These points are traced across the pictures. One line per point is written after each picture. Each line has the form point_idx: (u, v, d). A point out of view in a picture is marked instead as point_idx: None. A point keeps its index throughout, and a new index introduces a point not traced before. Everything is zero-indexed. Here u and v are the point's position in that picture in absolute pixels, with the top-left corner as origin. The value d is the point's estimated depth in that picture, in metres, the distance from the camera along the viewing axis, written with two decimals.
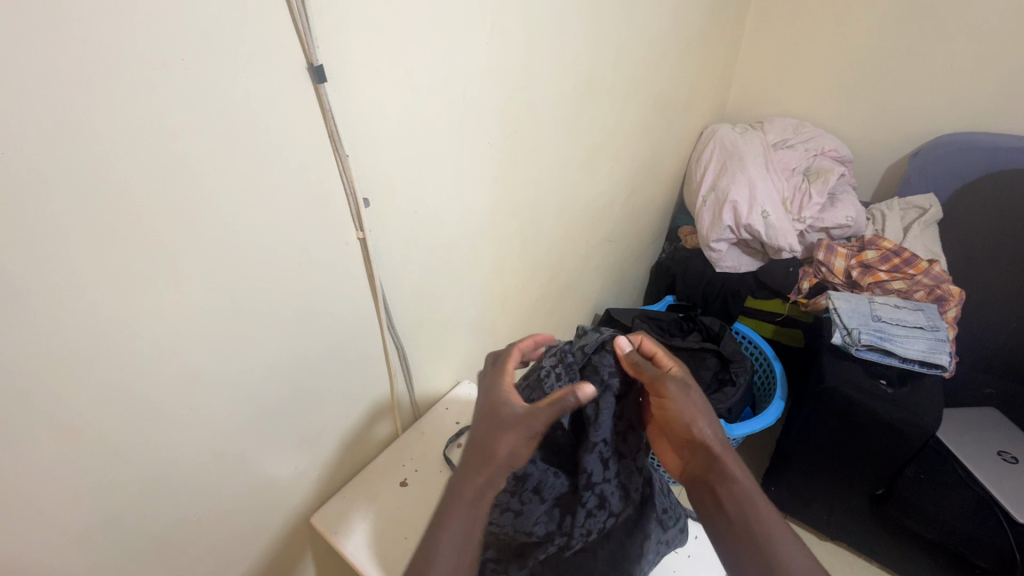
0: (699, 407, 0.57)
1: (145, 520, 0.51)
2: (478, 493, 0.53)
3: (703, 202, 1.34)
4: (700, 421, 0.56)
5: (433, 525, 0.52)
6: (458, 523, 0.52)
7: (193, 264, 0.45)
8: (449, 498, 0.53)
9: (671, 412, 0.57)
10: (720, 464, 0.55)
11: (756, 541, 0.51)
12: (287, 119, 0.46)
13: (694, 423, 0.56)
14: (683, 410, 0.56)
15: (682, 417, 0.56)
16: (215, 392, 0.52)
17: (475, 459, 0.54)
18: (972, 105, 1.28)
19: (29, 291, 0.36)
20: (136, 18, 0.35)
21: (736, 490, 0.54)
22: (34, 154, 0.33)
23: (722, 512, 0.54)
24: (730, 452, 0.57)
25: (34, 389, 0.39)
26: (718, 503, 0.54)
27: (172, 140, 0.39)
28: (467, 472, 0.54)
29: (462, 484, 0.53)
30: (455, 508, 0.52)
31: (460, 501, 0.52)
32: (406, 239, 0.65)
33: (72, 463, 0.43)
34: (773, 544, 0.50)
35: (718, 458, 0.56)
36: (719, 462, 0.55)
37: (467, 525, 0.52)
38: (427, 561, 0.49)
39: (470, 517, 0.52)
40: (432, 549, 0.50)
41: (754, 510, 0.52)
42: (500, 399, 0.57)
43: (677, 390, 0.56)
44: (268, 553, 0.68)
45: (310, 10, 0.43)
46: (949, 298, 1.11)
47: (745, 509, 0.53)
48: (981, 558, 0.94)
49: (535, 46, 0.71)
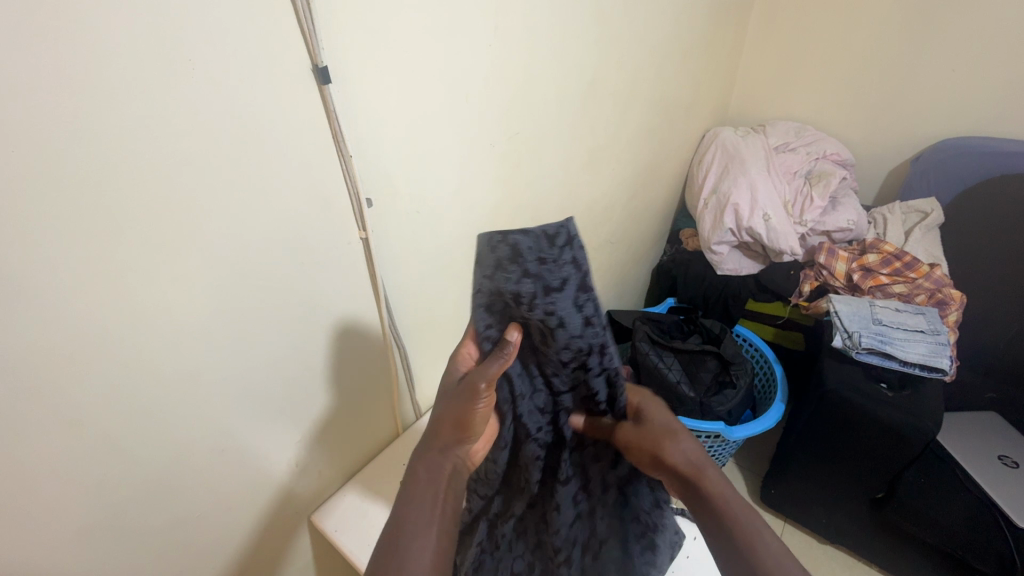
0: (663, 428, 0.53)
1: (144, 516, 0.51)
2: (436, 468, 0.50)
3: (705, 204, 1.34)
4: (670, 441, 0.53)
5: (401, 503, 0.48)
6: (424, 497, 0.48)
7: (196, 262, 0.45)
8: (411, 472, 0.50)
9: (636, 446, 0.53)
10: (694, 481, 0.52)
11: (732, 545, 0.48)
12: (290, 117, 0.47)
13: (662, 449, 0.52)
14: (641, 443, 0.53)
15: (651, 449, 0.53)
16: (216, 390, 0.52)
17: (433, 432, 0.52)
18: (974, 110, 1.29)
19: (35, 287, 0.37)
20: (141, 18, 0.35)
21: (717, 501, 0.50)
22: (39, 148, 0.34)
23: (702, 520, 0.51)
24: (708, 466, 0.53)
25: (37, 383, 0.39)
26: (701, 516, 0.51)
27: (178, 139, 0.40)
28: (424, 446, 0.51)
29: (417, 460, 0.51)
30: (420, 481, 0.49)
31: (419, 475, 0.50)
32: (408, 238, 0.66)
33: (74, 457, 0.44)
34: (754, 555, 0.46)
35: (691, 475, 0.52)
36: (698, 481, 0.52)
37: (436, 499, 0.48)
38: (400, 534, 0.46)
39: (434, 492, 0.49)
40: (404, 513, 0.47)
41: (734, 525, 0.48)
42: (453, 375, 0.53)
43: (633, 423, 0.54)
44: (267, 551, 0.68)
45: (315, 14, 0.44)
46: (949, 302, 1.11)
47: (720, 518, 0.49)
48: (980, 562, 0.94)
49: (537, 47, 0.71)
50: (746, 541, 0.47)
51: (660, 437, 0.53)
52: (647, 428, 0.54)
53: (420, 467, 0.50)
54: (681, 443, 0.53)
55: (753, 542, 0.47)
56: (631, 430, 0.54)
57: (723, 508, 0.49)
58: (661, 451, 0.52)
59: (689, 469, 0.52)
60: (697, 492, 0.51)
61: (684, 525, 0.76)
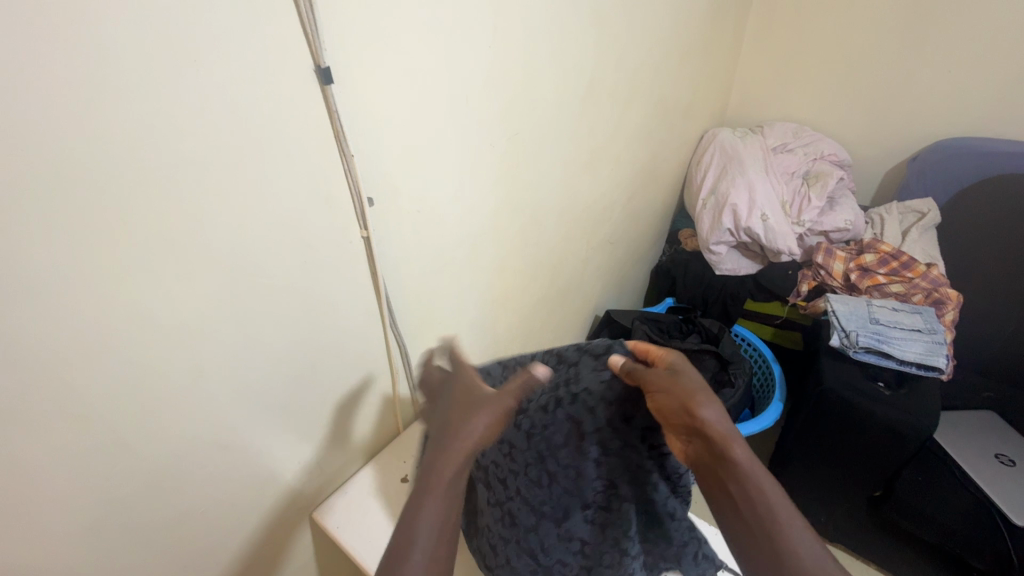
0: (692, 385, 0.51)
1: (149, 511, 0.52)
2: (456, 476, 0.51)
3: (703, 204, 1.35)
4: (697, 401, 0.50)
5: (407, 515, 0.49)
6: (434, 509, 0.49)
7: (199, 260, 0.46)
8: (424, 484, 0.50)
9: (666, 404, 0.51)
10: (723, 449, 0.49)
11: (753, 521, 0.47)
12: (293, 117, 0.47)
13: (694, 404, 0.50)
14: (673, 396, 0.51)
15: (684, 406, 0.50)
16: (219, 387, 0.53)
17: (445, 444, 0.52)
18: (970, 110, 1.30)
19: (39, 283, 0.37)
20: (148, 18, 0.36)
21: (745, 474, 0.48)
22: (46, 146, 0.34)
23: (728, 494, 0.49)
24: (736, 436, 0.50)
25: (43, 378, 0.40)
26: (730, 492, 0.49)
27: (182, 137, 0.41)
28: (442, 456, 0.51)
29: (436, 470, 0.50)
30: (432, 493, 0.49)
31: (438, 482, 0.50)
32: (409, 238, 0.66)
33: (79, 452, 0.44)
34: (782, 540, 0.46)
35: (721, 440, 0.49)
36: (725, 447, 0.49)
37: (446, 510, 0.49)
38: (405, 550, 0.46)
39: (448, 504, 0.50)
40: (412, 524, 0.48)
41: (763, 504, 0.47)
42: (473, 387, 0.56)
43: (666, 371, 0.52)
44: (268, 548, 0.69)
45: (317, 14, 0.44)
46: (946, 301, 1.12)
47: (751, 495, 0.48)
48: (977, 560, 0.96)
49: (537, 49, 0.72)
50: (769, 512, 0.47)
51: (691, 390, 0.51)
52: (680, 378, 0.52)
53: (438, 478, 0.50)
54: (711, 404, 0.50)
55: (778, 518, 0.47)
56: (660, 375, 0.52)
57: (748, 480, 0.48)
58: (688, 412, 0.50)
59: (719, 435, 0.49)
60: (721, 459, 0.49)
61: None
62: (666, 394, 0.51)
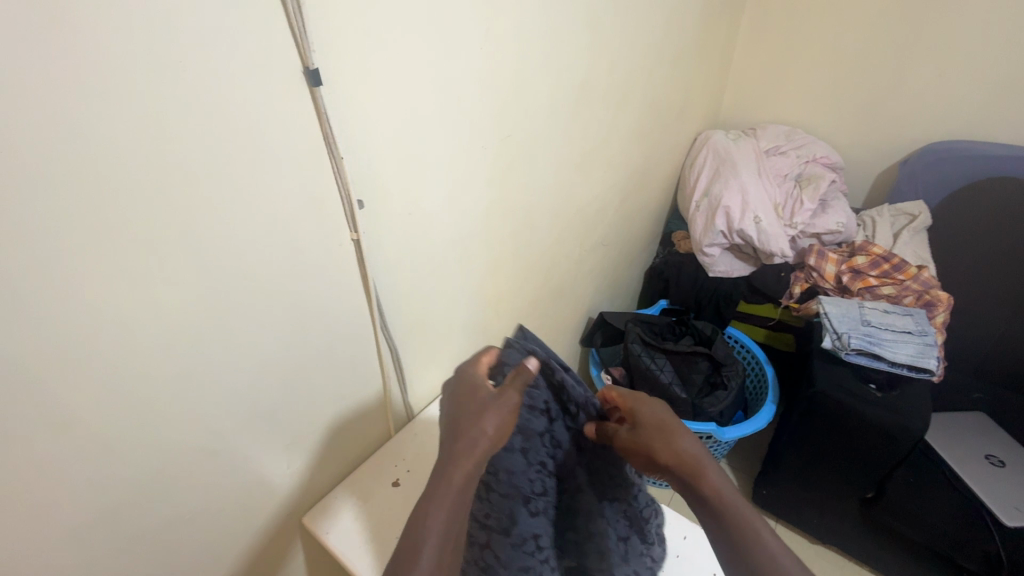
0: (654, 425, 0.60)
1: (135, 518, 0.51)
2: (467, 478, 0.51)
3: (696, 206, 1.36)
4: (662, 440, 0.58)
5: (415, 517, 0.49)
6: (442, 510, 0.50)
7: (187, 263, 0.45)
8: (432, 486, 0.51)
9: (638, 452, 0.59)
10: (696, 479, 0.56)
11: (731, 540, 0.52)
12: (282, 119, 0.47)
13: (662, 447, 0.58)
14: (641, 444, 0.59)
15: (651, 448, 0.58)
16: (207, 392, 0.52)
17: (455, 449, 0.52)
18: (960, 113, 1.31)
19: (24, 286, 0.37)
20: (133, 18, 0.35)
21: (716, 497, 0.54)
22: (29, 148, 0.34)
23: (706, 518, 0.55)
24: (709, 461, 0.57)
25: (25, 383, 0.39)
26: (706, 516, 0.55)
27: (169, 139, 0.40)
28: (449, 459, 0.52)
29: (445, 474, 0.51)
30: (440, 496, 0.50)
31: (445, 485, 0.50)
32: (400, 240, 0.66)
33: (63, 459, 0.43)
34: (758, 548, 0.51)
35: (692, 472, 0.56)
36: (696, 474, 0.56)
37: (453, 512, 0.50)
38: (415, 551, 0.48)
39: (455, 508, 0.50)
40: (420, 528, 0.49)
41: (733, 518, 0.53)
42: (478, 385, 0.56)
43: (630, 427, 0.61)
44: (258, 554, 0.68)
45: (305, 15, 0.44)
46: (937, 303, 1.12)
47: (722, 516, 0.53)
48: (968, 560, 0.96)
49: (529, 51, 0.72)
50: (745, 536, 0.52)
51: (657, 434, 0.59)
52: (644, 427, 0.60)
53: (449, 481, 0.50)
54: (676, 442, 0.58)
55: (752, 535, 0.51)
56: (625, 431, 0.61)
57: (721, 504, 0.54)
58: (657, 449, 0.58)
59: (690, 466, 0.57)
60: (694, 487, 0.56)
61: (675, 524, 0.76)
62: (638, 446, 0.59)
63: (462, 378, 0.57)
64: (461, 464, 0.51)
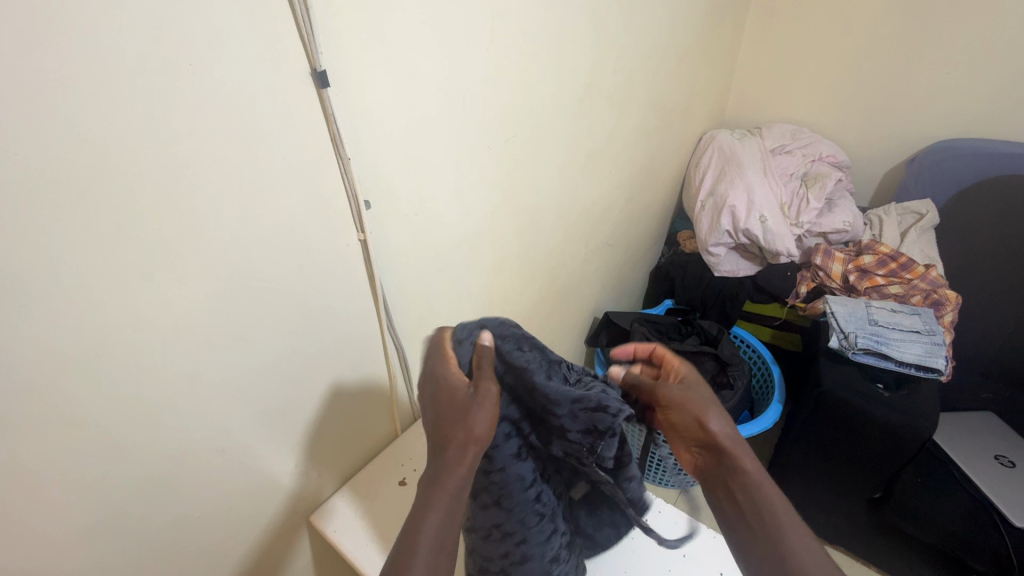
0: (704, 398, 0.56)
1: (146, 516, 0.52)
2: (461, 485, 0.51)
3: (702, 206, 1.35)
4: (704, 406, 0.55)
5: (411, 521, 0.49)
6: (437, 518, 0.50)
7: (197, 264, 0.46)
8: (427, 495, 0.51)
9: (677, 418, 0.56)
10: (735, 457, 0.53)
11: (771, 527, 0.49)
12: (289, 120, 0.47)
13: (705, 416, 0.54)
14: (683, 406, 0.56)
15: (693, 411, 0.55)
16: (217, 390, 0.53)
17: (448, 450, 0.52)
18: (969, 112, 1.30)
19: (38, 287, 0.37)
20: (144, 23, 0.36)
21: (750, 487, 0.51)
22: (43, 151, 0.35)
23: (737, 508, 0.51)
24: (743, 445, 0.55)
25: (40, 382, 0.40)
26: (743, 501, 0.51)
27: (179, 142, 0.41)
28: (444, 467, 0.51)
29: (438, 478, 0.51)
30: (434, 503, 0.50)
31: (440, 496, 0.50)
32: (407, 240, 0.66)
33: (76, 456, 0.44)
34: (784, 540, 0.48)
35: (732, 449, 0.53)
36: (734, 452, 0.53)
37: (447, 517, 0.50)
38: (405, 561, 0.47)
39: (449, 513, 0.50)
40: (415, 536, 0.49)
41: (765, 501, 0.50)
42: (454, 383, 0.53)
43: (679, 386, 0.57)
44: (266, 551, 0.68)
45: (313, 19, 0.45)
46: (945, 302, 1.12)
47: (756, 500, 0.50)
48: (977, 561, 0.94)
49: (534, 50, 0.72)
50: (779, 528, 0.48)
51: (706, 401, 0.56)
52: (692, 394, 0.56)
53: (439, 488, 0.51)
54: (719, 416, 0.55)
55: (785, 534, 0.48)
56: (675, 389, 0.57)
57: (757, 488, 0.51)
58: (698, 420, 0.55)
59: (730, 443, 0.54)
60: (728, 461, 0.53)
61: (681, 524, 0.75)
62: (681, 404, 0.56)
63: (437, 383, 0.54)
64: (461, 460, 0.51)
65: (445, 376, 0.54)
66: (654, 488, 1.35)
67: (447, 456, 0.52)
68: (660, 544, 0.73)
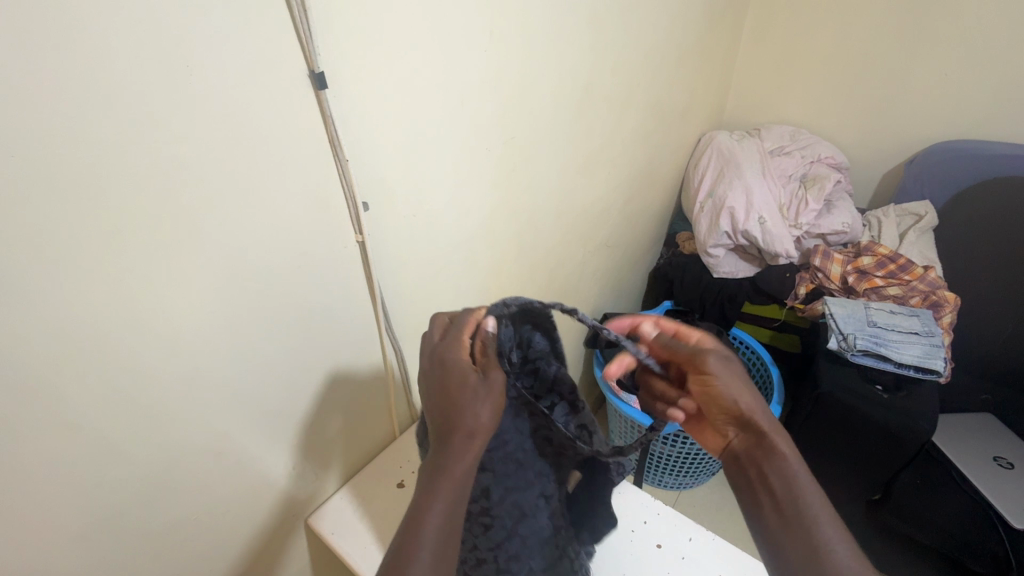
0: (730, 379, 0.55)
1: (143, 519, 0.51)
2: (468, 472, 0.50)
3: (700, 207, 1.35)
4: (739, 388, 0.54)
5: (414, 510, 0.48)
6: (442, 505, 0.48)
7: (194, 266, 0.46)
8: (430, 482, 0.49)
9: (716, 391, 0.53)
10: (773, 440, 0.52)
11: (813, 517, 0.48)
12: (288, 122, 0.47)
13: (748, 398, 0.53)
14: (727, 382, 0.53)
15: (733, 390, 0.53)
16: (215, 392, 0.53)
17: (452, 437, 0.50)
18: (967, 113, 1.30)
19: (34, 288, 0.37)
20: (142, 24, 0.36)
21: (790, 466, 0.51)
22: (40, 152, 0.34)
23: (769, 490, 0.51)
24: (779, 428, 0.54)
25: (35, 384, 0.39)
26: (779, 483, 0.50)
27: (176, 143, 0.41)
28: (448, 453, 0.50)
29: (444, 465, 0.49)
30: (439, 489, 0.49)
31: (444, 482, 0.49)
32: (405, 242, 0.66)
33: (73, 458, 0.44)
34: (823, 529, 0.48)
35: (772, 433, 0.52)
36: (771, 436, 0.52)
37: (453, 506, 0.49)
38: (411, 551, 0.46)
39: (454, 500, 0.49)
40: (421, 526, 0.47)
41: (805, 489, 0.50)
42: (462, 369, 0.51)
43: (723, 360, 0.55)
44: (264, 554, 0.68)
45: (311, 19, 0.44)
46: (944, 303, 1.12)
47: (796, 487, 0.50)
48: (976, 564, 0.93)
49: (532, 51, 0.72)
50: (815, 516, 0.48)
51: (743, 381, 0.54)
52: (732, 371, 0.54)
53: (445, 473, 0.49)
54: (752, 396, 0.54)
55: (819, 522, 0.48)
56: (722, 363, 0.54)
57: (796, 475, 0.51)
58: (732, 397, 0.53)
59: (769, 426, 0.53)
60: (768, 445, 0.52)
61: (680, 526, 0.75)
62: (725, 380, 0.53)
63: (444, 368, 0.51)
64: (466, 445, 0.50)
65: (455, 359, 0.51)
66: (653, 489, 1.35)
67: (454, 444, 0.50)
68: (659, 546, 0.73)
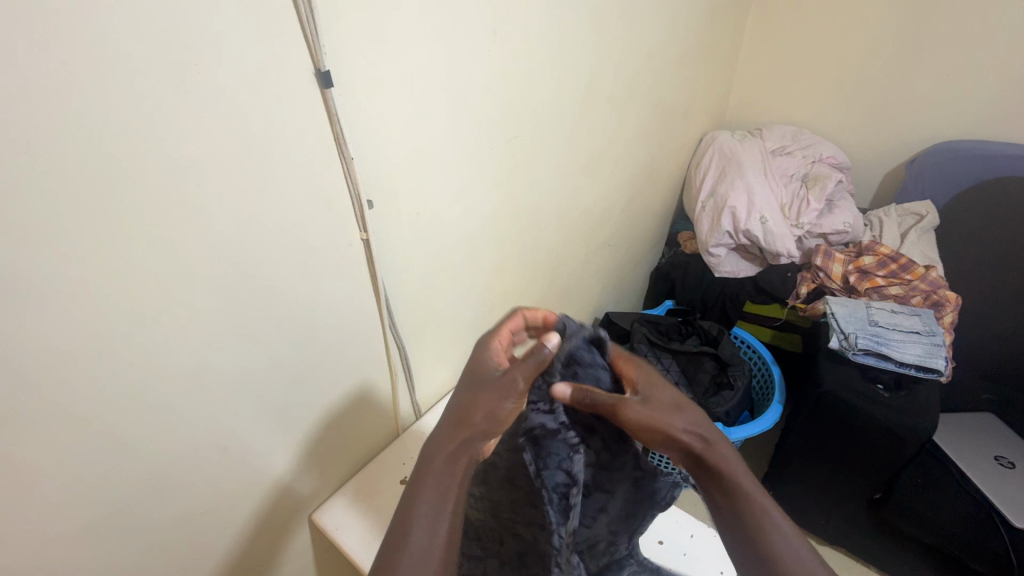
0: (665, 404, 0.52)
1: (150, 513, 0.52)
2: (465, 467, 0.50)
3: (702, 207, 1.36)
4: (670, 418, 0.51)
5: (408, 500, 0.48)
6: (434, 498, 0.48)
7: (199, 262, 0.46)
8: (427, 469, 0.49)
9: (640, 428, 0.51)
10: (705, 463, 0.50)
11: (752, 534, 0.47)
12: (293, 120, 0.48)
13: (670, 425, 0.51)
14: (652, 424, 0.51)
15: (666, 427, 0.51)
16: (220, 387, 0.53)
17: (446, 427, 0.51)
18: (969, 113, 1.30)
19: (42, 283, 0.38)
20: (150, 24, 0.36)
21: (725, 485, 0.49)
22: (50, 149, 0.35)
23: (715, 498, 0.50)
24: (717, 441, 0.51)
25: (43, 379, 0.40)
26: (721, 508, 0.49)
27: (186, 141, 0.41)
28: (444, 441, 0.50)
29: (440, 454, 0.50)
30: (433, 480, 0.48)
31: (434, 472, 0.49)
32: (409, 240, 0.67)
33: (81, 452, 0.44)
34: (764, 541, 0.46)
35: (702, 453, 0.50)
36: (707, 456, 0.50)
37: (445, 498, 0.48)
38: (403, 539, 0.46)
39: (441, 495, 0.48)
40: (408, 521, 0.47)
41: (741, 499, 0.48)
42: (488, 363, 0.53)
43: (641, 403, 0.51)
44: (272, 549, 0.69)
45: (317, 18, 0.45)
46: (945, 303, 1.12)
47: (736, 506, 0.48)
48: (976, 562, 0.95)
49: (535, 49, 0.72)
50: (756, 523, 0.47)
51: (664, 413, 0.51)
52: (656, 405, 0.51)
53: (429, 463, 0.49)
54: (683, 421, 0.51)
55: (765, 532, 0.47)
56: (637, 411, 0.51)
57: (732, 490, 0.49)
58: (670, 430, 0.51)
59: (699, 446, 0.50)
60: (704, 469, 0.50)
61: (680, 522, 0.75)
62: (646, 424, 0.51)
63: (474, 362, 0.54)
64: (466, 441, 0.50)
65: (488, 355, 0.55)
66: None
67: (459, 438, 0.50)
68: (660, 543, 0.73)
